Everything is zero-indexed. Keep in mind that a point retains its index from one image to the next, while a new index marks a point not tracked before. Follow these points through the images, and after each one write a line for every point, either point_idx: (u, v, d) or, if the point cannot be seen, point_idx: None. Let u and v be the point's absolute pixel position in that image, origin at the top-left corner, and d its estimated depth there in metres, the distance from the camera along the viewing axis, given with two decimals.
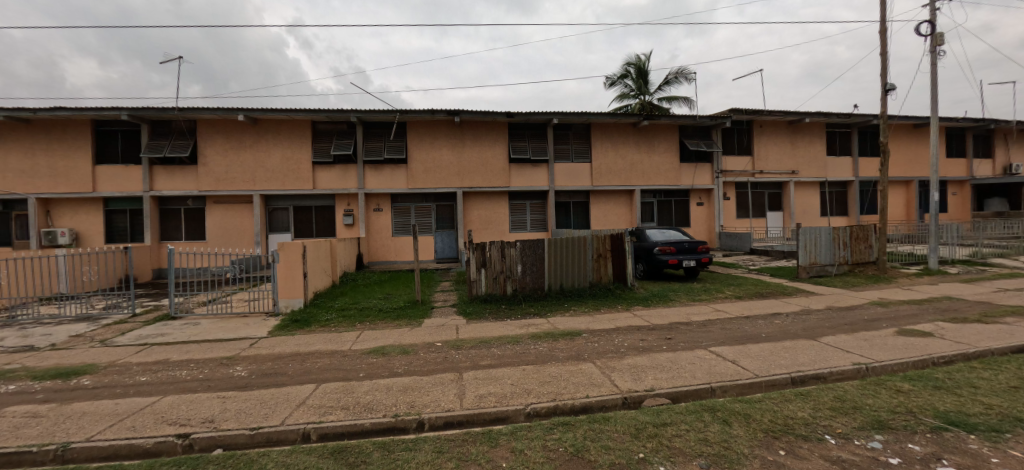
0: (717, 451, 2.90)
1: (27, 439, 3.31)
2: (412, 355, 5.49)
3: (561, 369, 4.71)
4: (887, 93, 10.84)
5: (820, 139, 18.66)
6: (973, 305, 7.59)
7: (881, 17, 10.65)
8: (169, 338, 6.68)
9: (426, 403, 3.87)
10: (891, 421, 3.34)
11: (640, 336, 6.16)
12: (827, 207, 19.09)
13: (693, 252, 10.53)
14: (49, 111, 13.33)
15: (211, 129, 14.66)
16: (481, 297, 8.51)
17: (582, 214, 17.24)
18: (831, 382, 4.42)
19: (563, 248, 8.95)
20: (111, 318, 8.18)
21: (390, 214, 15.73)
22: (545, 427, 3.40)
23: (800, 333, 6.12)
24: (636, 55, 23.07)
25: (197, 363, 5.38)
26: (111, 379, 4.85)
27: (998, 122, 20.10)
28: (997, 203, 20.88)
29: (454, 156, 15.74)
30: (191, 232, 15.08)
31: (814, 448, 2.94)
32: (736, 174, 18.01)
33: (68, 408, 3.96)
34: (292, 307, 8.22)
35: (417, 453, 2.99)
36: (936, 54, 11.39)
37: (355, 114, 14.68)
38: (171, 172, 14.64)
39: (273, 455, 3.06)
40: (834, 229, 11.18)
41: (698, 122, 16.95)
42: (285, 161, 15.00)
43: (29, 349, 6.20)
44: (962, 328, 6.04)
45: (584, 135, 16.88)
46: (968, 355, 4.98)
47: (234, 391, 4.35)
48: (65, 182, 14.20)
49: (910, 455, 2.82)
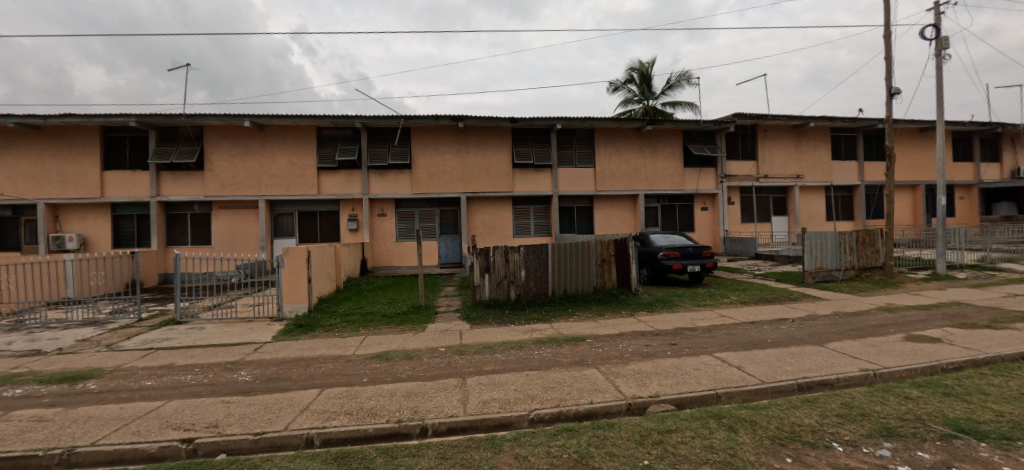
0: (723, 458, 2.88)
1: (33, 443, 3.34)
2: (415, 360, 5.50)
3: (565, 375, 4.70)
4: (893, 97, 10.76)
5: (824, 143, 18.61)
6: (982, 310, 7.52)
7: (886, 21, 10.62)
8: (175, 342, 6.74)
9: (430, 408, 3.86)
10: (901, 428, 3.30)
11: (644, 342, 6.14)
12: (833, 210, 19.04)
13: (697, 257, 10.48)
14: (60, 118, 13.55)
15: (218, 136, 14.83)
16: (483, 302, 8.52)
17: (586, 220, 17.18)
18: (837, 389, 4.36)
19: (566, 253, 8.88)
20: (118, 322, 8.25)
21: (394, 219, 15.81)
22: (549, 433, 3.38)
23: (807, 338, 6.06)
24: (639, 61, 23.24)
25: (202, 368, 5.40)
26: (116, 383, 4.88)
27: (1005, 126, 19.89)
28: (1005, 207, 20.72)
29: (457, 162, 15.80)
30: (197, 237, 15.15)
31: (822, 456, 2.90)
32: (739, 179, 17.97)
33: (75, 412, 3.99)
34: (297, 312, 8.27)
35: (421, 460, 2.98)
36: (941, 58, 11.34)
37: (360, 121, 14.87)
38: (178, 178, 14.79)
39: (276, 460, 3.07)
40: (840, 234, 11.10)
41: (701, 126, 17.01)
42: (289, 167, 15.11)
43: (36, 353, 6.27)
44: (973, 334, 5.96)
45: (587, 141, 16.88)
46: (978, 362, 4.90)
47: (238, 395, 4.37)
48: (73, 187, 14.36)
49: (919, 463, 2.79)
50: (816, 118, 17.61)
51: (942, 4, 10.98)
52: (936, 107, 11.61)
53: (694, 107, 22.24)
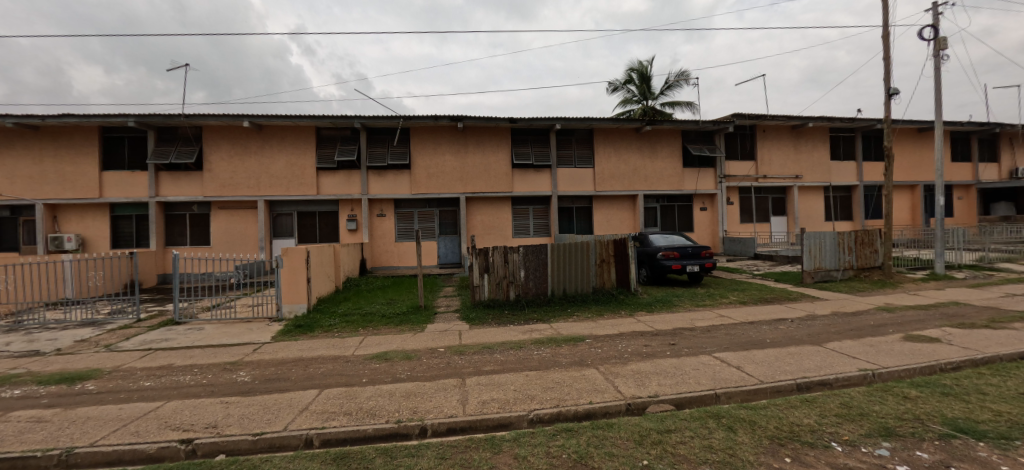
0: (723, 458, 2.88)
1: (32, 444, 3.33)
2: (415, 360, 5.50)
3: (565, 375, 4.70)
4: (891, 97, 10.79)
5: (823, 143, 18.65)
6: (981, 310, 7.53)
7: (885, 21, 10.64)
8: (173, 343, 6.71)
9: (430, 408, 3.86)
10: (899, 428, 3.30)
11: (643, 341, 6.15)
12: (831, 211, 19.07)
13: (696, 257, 10.48)
14: (58, 119, 13.52)
15: (217, 136, 14.83)
16: (483, 302, 8.52)
17: (585, 220, 17.21)
18: (837, 388, 4.37)
19: (565, 254, 8.89)
20: (116, 322, 8.23)
21: (393, 219, 15.81)
22: (549, 433, 3.38)
23: (806, 338, 6.08)
24: (638, 61, 23.21)
25: (201, 368, 5.39)
26: (115, 384, 4.87)
27: (1004, 126, 19.93)
28: (1004, 207, 20.80)
29: (457, 162, 15.80)
30: (196, 237, 15.13)
31: (821, 455, 2.91)
32: (738, 179, 17.99)
33: (73, 413, 3.98)
34: (296, 313, 8.25)
35: (420, 460, 2.98)
36: (939, 59, 11.36)
37: (360, 121, 14.87)
38: (177, 178, 14.77)
39: (275, 461, 3.06)
40: (839, 234, 11.12)
41: (700, 126, 17.04)
42: (289, 168, 15.09)
43: (34, 354, 6.25)
44: (971, 334, 5.97)
45: (586, 141, 16.89)
46: (976, 361, 4.92)
47: (238, 396, 4.37)
48: (71, 187, 14.33)
49: (918, 462, 2.79)
50: (815, 118, 17.64)
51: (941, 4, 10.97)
52: (935, 107, 11.64)
53: (693, 107, 22.23)
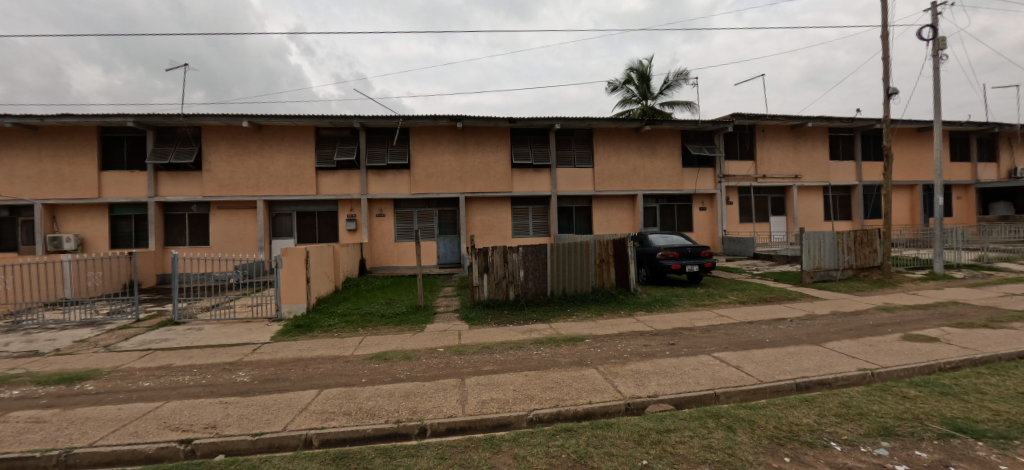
0: (721, 458, 2.88)
1: (31, 444, 3.33)
2: (415, 360, 5.49)
3: (564, 374, 4.70)
4: (890, 96, 10.80)
5: (822, 143, 18.67)
6: (980, 310, 7.53)
7: (883, 21, 10.65)
8: (172, 343, 6.70)
9: (429, 408, 3.86)
10: (898, 427, 3.31)
11: (643, 341, 6.16)
12: (831, 210, 19.09)
13: (695, 257, 10.49)
14: (56, 118, 13.50)
15: (217, 136, 14.81)
16: (482, 302, 8.52)
17: (585, 220, 17.22)
18: (836, 388, 4.37)
19: (565, 253, 8.90)
20: (116, 322, 8.22)
21: (392, 219, 15.80)
22: (548, 433, 3.38)
23: (805, 338, 6.09)
24: (638, 61, 23.20)
25: (200, 369, 5.38)
26: (114, 384, 4.87)
27: (1003, 126, 19.95)
28: (1003, 207, 20.90)
29: (456, 162, 15.80)
30: (195, 237, 15.12)
31: (820, 455, 2.91)
32: (738, 179, 18.00)
33: (72, 413, 3.98)
34: (295, 313, 8.23)
35: (419, 460, 2.98)
36: (938, 59, 11.37)
37: (359, 121, 14.86)
38: (176, 178, 14.76)
39: (273, 461, 3.06)
40: (838, 234, 11.12)
41: (699, 126, 17.05)
42: (288, 167, 15.08)
43: (33, 354, 6.22)
44: (970, 333, 5.99)
45: (585, 141, 16.90)
46: (975, 361, 4.93)
47: (237, 396, 4.36)
48: (70, 187, 14.31)
49: (916, 462, 2.79)
50: (814, 118, 17.65)
51: (940, 4, 10.95)
52: (934, 107, 11.64)
53: (693, 107, 22.24)
